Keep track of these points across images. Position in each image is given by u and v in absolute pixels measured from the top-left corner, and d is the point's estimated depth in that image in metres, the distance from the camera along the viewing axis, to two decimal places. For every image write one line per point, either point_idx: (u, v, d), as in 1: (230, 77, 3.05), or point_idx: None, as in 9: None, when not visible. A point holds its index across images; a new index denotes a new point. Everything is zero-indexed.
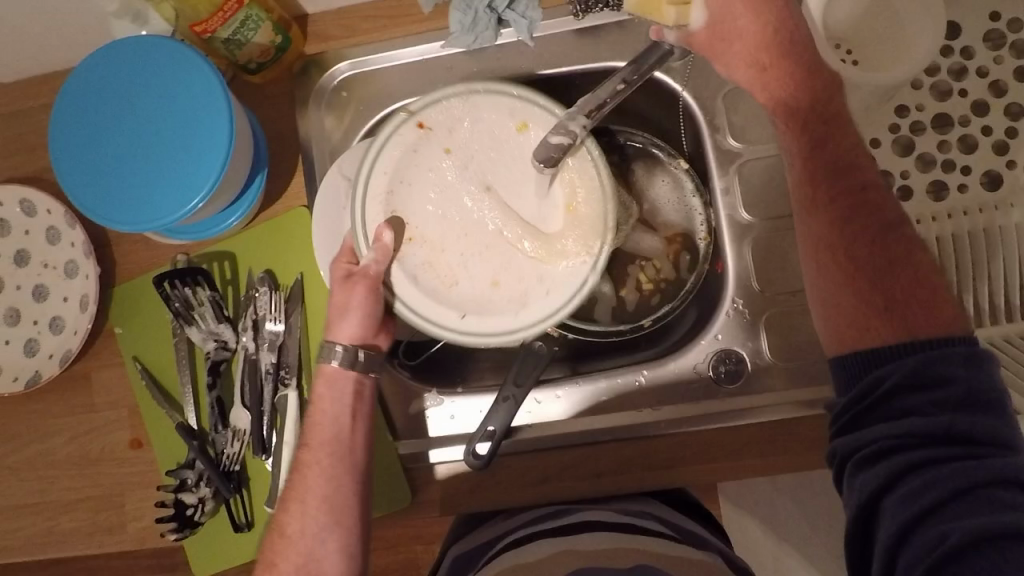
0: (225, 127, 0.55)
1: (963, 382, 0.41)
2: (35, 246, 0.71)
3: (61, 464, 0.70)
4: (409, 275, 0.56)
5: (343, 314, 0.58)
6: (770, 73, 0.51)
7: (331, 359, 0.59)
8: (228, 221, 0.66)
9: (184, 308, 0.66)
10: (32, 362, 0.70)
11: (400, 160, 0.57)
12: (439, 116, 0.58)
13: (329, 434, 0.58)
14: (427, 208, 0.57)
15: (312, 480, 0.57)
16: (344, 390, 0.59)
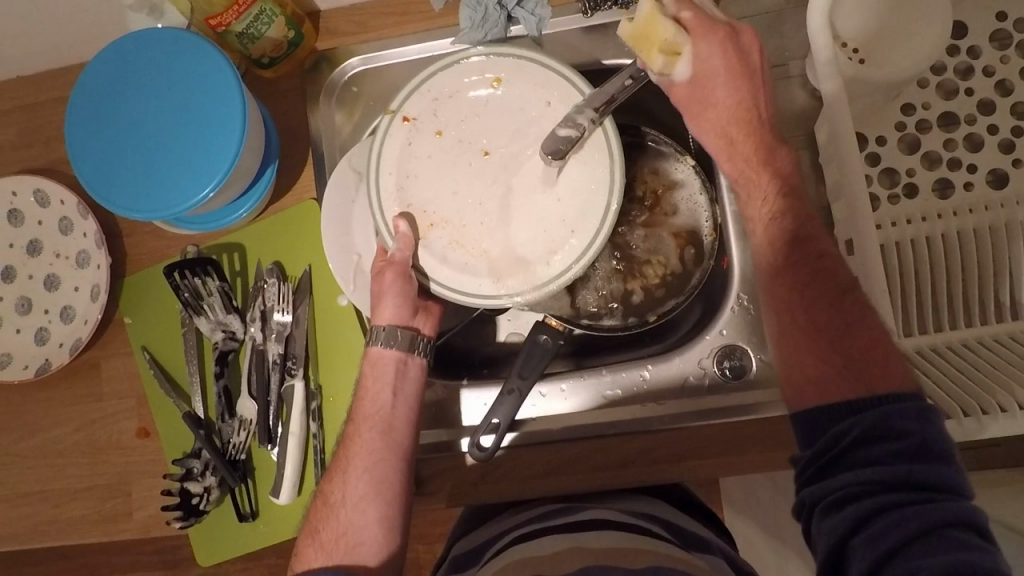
0: (237, 117, 0.56)
1: (918, 434, 0.42)
2: (47, 236, 0.72)
3: (68, 452, 0.71)
4: (437, 258, 0.57)
5: (381, 296, 0.60)
6: (738, 146, 0.57)
7: (377, 341, 0.61)
8: (238, 212, 0.66)
9: (194, 298, 0.67)
10: (42, 351, 0.71)
11: (397, 150, 0.57)
12: (420, 104, 0.58)
13: (373, 409, 0.60)
14: (437, 188, 0.57)
15: (355, 452, 0.59)
16: (386, 368, 0.61)
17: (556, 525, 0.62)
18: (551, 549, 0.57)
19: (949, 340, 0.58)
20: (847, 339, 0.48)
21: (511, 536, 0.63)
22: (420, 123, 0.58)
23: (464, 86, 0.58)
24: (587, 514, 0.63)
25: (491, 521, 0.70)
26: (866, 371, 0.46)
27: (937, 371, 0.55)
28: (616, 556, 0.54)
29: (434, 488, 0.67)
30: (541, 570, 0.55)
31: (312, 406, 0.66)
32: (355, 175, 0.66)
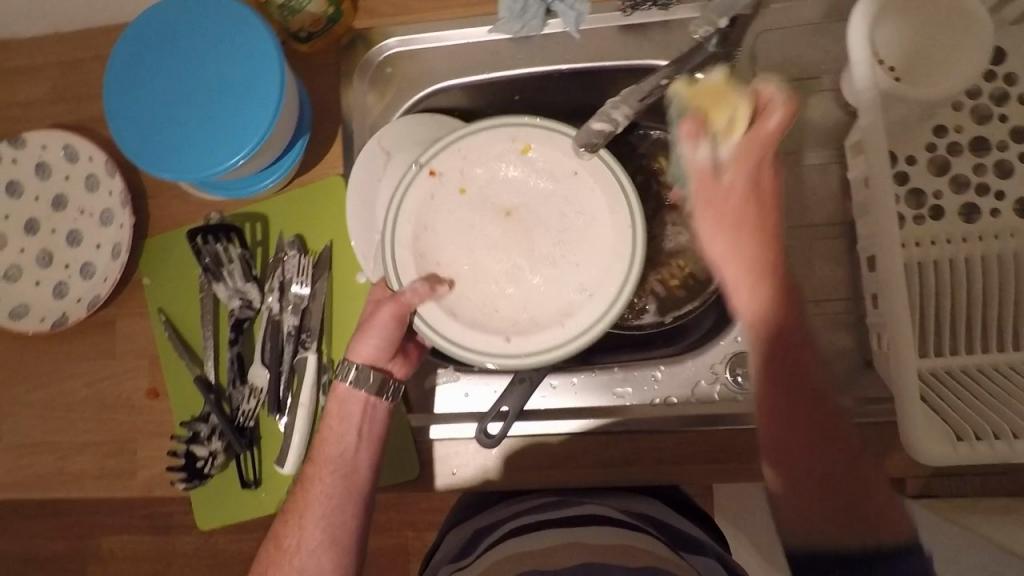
0: (274, 89, 0.56)
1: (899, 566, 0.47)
2: (73, 192, 0.72)
3: (77, 407, 0.71)
4: (450, 314, 0.56)
5: (363, 332, 0.59)
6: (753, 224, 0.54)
7: (345, 377, 0.60)
8: (265, 182, 0.67)
9: (214, 264, 0.67)
10: (60, 305, 0.71)
11: (418, 204, 0.58)
12: (448, 160, 0.58)
13: (336, 454, 0.60)
14: (456, 246, 0.58)
15: (312, 496, 0.59)
16: (353, 411, 0.61)
17: (551, 518, 0.62)
18: (550, 542, 0.58)
19: (966, 365, 0.57)
20: (836, 478, 0.51)
21: (505, 525, 0.63)
22: (442, 175, 0.58)
23: (491, 146, 0.58)
24: (582, 507, 0.63)
25: (488, 504, 0.70)
26: (852, 511, 0.50)
27: (951, 394, 0.55)
28: (614, 554, 0.55)
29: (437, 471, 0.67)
30: (539, 562, 0.56)
31: (324, 378, 0.67)
32: (383, 156, 0.67)
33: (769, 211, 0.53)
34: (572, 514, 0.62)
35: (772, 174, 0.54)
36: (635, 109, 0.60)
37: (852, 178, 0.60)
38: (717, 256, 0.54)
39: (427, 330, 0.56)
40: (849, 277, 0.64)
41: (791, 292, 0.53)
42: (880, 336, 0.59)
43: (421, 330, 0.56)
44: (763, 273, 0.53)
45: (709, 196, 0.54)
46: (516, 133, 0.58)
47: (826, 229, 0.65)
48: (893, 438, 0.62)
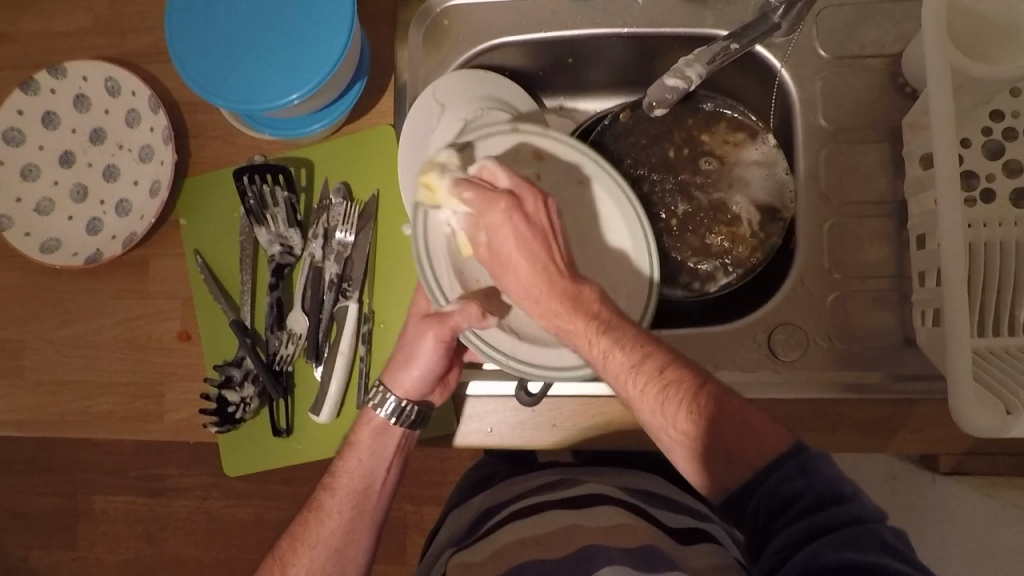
0: (340, 33, 0.56)
1: (807, 491, 0.44)
2: (113, 126, 0.71)
3: (105, 345, 0.70)
4: (510, 334, 0.56)
5: (406, 364, 0.58)
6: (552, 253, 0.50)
7: (382, 405, 0.60)
8: (313, 126, 0.66)
9: (258, 206, 0.66)
10: (93, 241, 0.70)
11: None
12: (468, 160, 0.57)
13: (358, 484, 0.60)
14: (494, 264, 0.58)
15: (325, 526, 0.60)
16: (387, 445, 0.61)
17: (555, 500, 0.59)
18: (552, 527, 0.56)
19: (1005, 345, 0.57)
20: (721, 423, 0.48)
21: (508, 509, 0.61)
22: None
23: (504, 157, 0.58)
24: (584, 489, 0.60)
25: (496, 485, 0.69)
26: (744, 435, 0.47)
27: (1004, 370, 0.55)
28: (611, 537, 0.53)
29: (473, 429, 0.67)
30: (539, 552, 0.54)
31: (363, 329, 0.66)
32: (437, 107, 0.65)
33: (523, 219, 0.48)
34: (574, 494, 0.60)
35: (538, 196, 0.49)
36: (716, 63, 0.62)
37: (907, 156, 0.62)
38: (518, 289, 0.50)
39: (481, 344, 0.55)
40: (895, 256, 0.64)
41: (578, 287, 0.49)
42: (926, 313, 0.59)
43: (473, 347, 0.56)
44: (562, 300, 0.49)
45: (480, 202, 0.49)
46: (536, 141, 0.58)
47: (874, 207, 0.65)
48: (929, 416, 0.62)
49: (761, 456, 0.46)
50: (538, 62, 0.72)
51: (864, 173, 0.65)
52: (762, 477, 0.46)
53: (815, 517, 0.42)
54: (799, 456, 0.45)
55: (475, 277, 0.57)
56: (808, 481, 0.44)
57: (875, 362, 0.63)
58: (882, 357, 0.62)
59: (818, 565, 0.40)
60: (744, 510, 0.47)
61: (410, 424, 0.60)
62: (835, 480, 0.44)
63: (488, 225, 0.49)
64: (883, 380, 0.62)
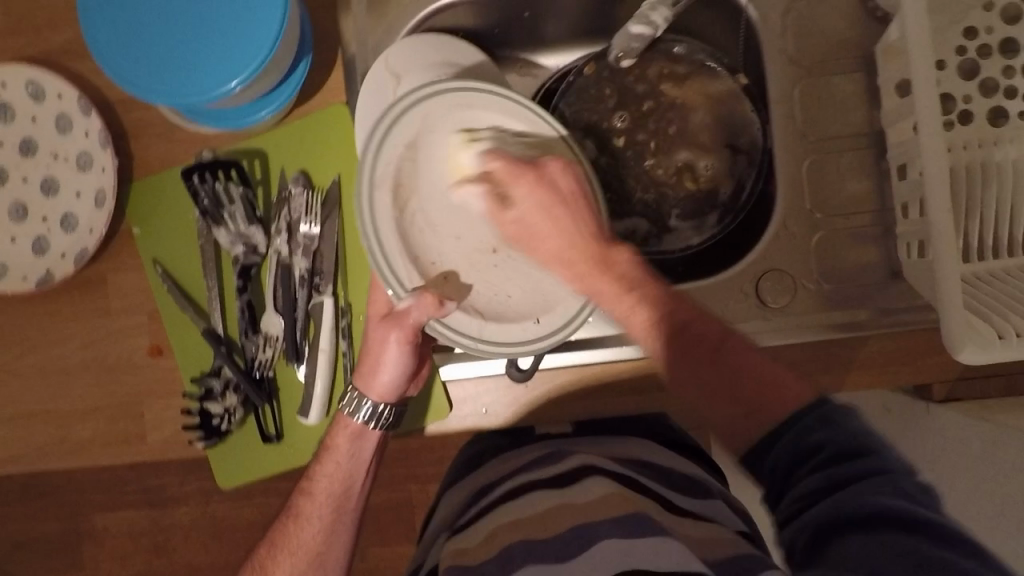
0: (275, 9, 0.52)
1: (831, 445, 0.42)
2: (43, 135, 0.66)
3: (73, 370, 0.66)
4: (473, 315, 0.52)
5: (376, 369, 0.57)
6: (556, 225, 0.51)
7: (359, 411, 0.58)
8: (259, 114, 0.62)
9: (213, 207, 0.63)
10: (42, 261, 0.65)
11: (400, 186, 0.53)
12: (402, 132, 0.53)
13: (336, 489, 0.59)
14: (447, 244, 0.54)
15: (307, 530, 0.59)
16: (365, 447, 0.60)
17: (541, 477, 0.56)
18: (537, 508, 0.52)
19: (989, 269, 0.57)
20: (690, 337, 0.47)
21: (496, 492, 0.59)
22: (421, 154, 0.54)
23: (442, 125, 0.53)
24: (573, 460, 0.58)
25: (489, 465, 0.65)
26: (746, 376, 0.46)
27: (991, 295, 0.54)
28: (601, 511, 0.49)
29: (467, 411, 0.66)
30: (527, 532, 0.50)
31: (342, 322, 0.63)
32: (392, 79, 0.60)
33: (550, 186, 0.51)
34: (563, 467, 0.57)
35: (563, 159, 0.52)
36: None
37: (882, 84, 0.60)
38: (546, 255, 0.52)
39: (449, 334, 0.52)
40: (876, 189, 0.63)
41: (614, 249, 0.51)
42: (912, 245, 0.58)
43: (439, 336, 0.52)
44: (594, 258, 0.50)
45: (516, 169, 0.51)
46: (496, 103, 0.53)
47: (851, 140, 0.63)
48: (921, 345, 0.62)
49: (782, 407, 0.44)
50: (492, 20, 0.68)
51: (840, 106, 0.63)
52: (786, 426, 0.44)
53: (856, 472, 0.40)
54: (820, 408, 0.43)
55: (433, 262, 0.54)
56: (834, 436, 0.42)
57: (864, 298, 0.62)
58: (870, 293, 0.62)
59: (838, 518, 0.39)
60: (768, 456, 0.44)
61: (390, 424, 0.59)
62: (858, 432, 0.42)
63: (522, 194, 0.51)
64: (872, 316, 0.62)
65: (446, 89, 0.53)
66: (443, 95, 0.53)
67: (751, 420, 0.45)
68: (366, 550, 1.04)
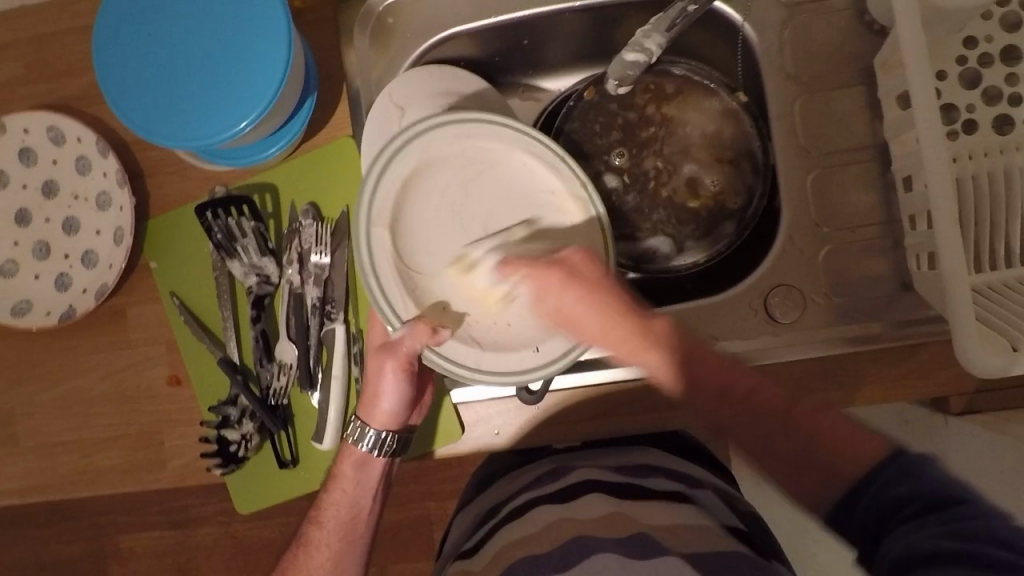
0: (279, 52, 0.54)
1: (915, 496, 0.40)
2: (64, 176, 0.68)
3: (96, 401, 0.68)
4: (470, 345, 0.53)
5: (376, 400, 0.58)
6: (612, 332, 0.51)
7: (362, 439, 0.59)
8: (269, 150, 0.64)
9: (226, 240, 0.64)
10: (65, 297, 0.68)
11: (400, 223, 0.54)
12: (406, 162, 0.54)
13: (344, 517, 0.60)
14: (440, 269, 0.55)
15: (318, 560, 0.60)
16: (371, 475, 0.61)
17: (542, 494, 0.57)
18: (536, 525, 0.53)
19: (1003, 279, 0.56)
20: (700, 385, 0.50)
21: (500, 513, 0.59)
22: (416, 191, 0.55)
23: (441, 156, 0.55)
24: (574, 476, 0.58)
25: (499, 485, 0.66)
26: (821, 442, 0.47)
27: (999, 306, 0.54)
28: (603, 526, 0.49)
29: (478, 433, 0.67)
30: (529, 549, 0.50)
31: (354, 349, 0.64)
32: (396, 111, 0.62)
33: (575, 287, 0.51)
34: (565, 483, 0.57)
35: (580, 250, 0.52)
36: (672, 33, 0.62)
37: (883, 97, 0.60)
38: (580, 333, 0.52)
39: (443, 363, 0.53)
40: (883, 201, 0.62)
41: (569, 258, 0.52)
42: (921, 256, 0.57)
43: (436, 365, 0.53)
44: (625, 328, 0.51)
45: (540, 275, 0.51)
46: (491, 134, 0.55)
47: (855, 153, 0.63)
48: (934, 356, 0.61)
49: (859, 466, 0.44)
50: (493, 48, 0.69)
51: (842, 119, 0.63)
52: (872, 478, 0.43)
53: (927, 520, 0.39)
54: (901, 461, 0.42)
55: (430, 292, 0.54)
56: (920, 487, 0.40)
57: (874, 310, 0.62)
58: (878, 305, 0.61)
59: (909, 561, 0.38)
60: (855, 511, 0.43)
61: (395, 451, 0.61)
62: (942, 483, 0.40)
63: (546, 293, 0.52)
64: (882, 329, 0.61)
65: (442, 124, 0.54)
66: (440, 130, 0.54)
67: (840, 486, 0.44)
68: (386, 569, 1.04)
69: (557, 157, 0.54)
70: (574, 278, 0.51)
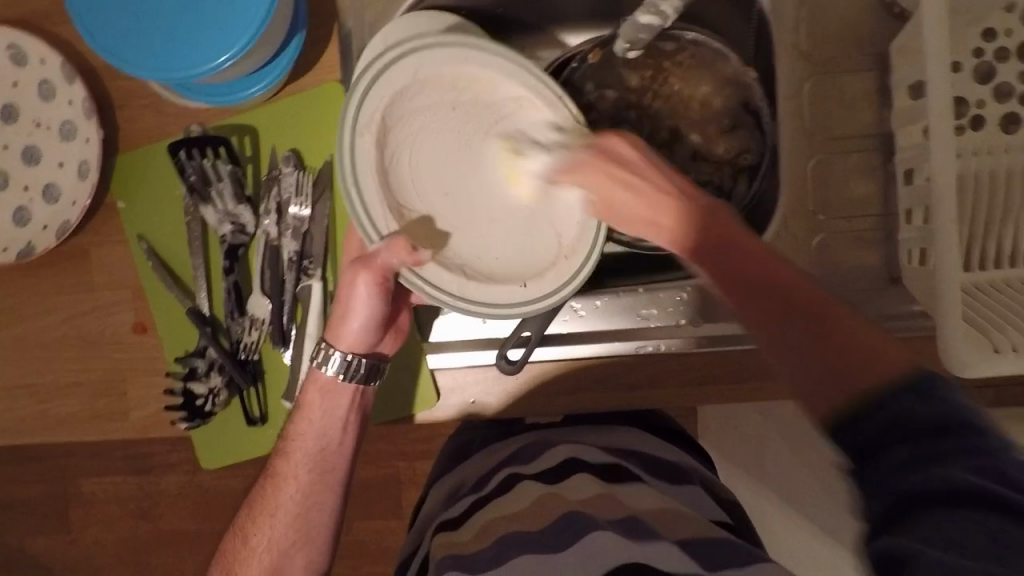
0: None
1: (920, 415, 0.35)
2: (24, 101, 0.63)
3: (56, 344, 0.65)
4: (454, 273, 0.51)
5: (345, 318, 0.56)
6: (652, 203, 0.47)
7: (326, 364, 0.57)
8: (250, 90, 0.60)
9: (201, 183, 0.61)
10: (23, 233, 0.63)
11: (386, 139, 0.51)
12: (398, 74, 0.51)
13: (315, 450, 0.58)
14: (433, 201, 0.52)
15: (284, 493, 0.58)
16: (338, 403, 0.58)
17: (528, 471, 0.56)
18: (523, 502, 0.52)
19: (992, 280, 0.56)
20: (721, 250, 0.45)
21: (487, 485, 0.58)
22: (406, 110, 0.52)
23: (437, 76, 0.52)
24: (560, 452, 0.57)
25: (476, 457, 0.65)
26: (846, 348, 0.39)
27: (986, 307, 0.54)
28: (595, 505, 0.49)
29: (455, 401, 0.65)
30: (521, 524, 0.49)
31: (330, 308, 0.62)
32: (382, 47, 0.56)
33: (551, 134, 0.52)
34: (550, 462, 0.56)
35: (620, 133, 0.51)
36: None
37: (894, 84, 0.59)
38: (631, 222, 0.48)
39: (424, 286, 0.50)
40: (881, 192, 0.61)
41: (610, 137, 0.50)
42: (914, 253, 0.57)
43: (416, 289, 0.50)
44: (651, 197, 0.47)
45: (582, 166, 0.49)
46: (486, 62, 0.52)
47: (859, 141, 0.61)
48: (918, 353, 0.61)
49: (883, 366, 0.37)
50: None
51: (851, 104, 0.61)
52: (870, 402, 0.37)
53: (943, 454, 0.34)
54: (923, 387, 0.36)
55: (411, 210, 0.52)
56: (923, 411, 0.35)
57: (862, 302, 0.61)
58: (867, 298, 0.61)
59: (915, 493, 0.34)
60: (853, 431, 0.37)
61: (361, 379, 0.58)
62: (959, 409, 0.35)
63: (592, 186, 0.49)
64: (867, 322, 0.61)
65: (438, 44, 0.51)
66: (433, 52, 0.51)
67: (847, 398, 0.38)
68: (351, 525, 1.04)
69: (557, 95, 0.52)
70: (652, 211, 0.47)
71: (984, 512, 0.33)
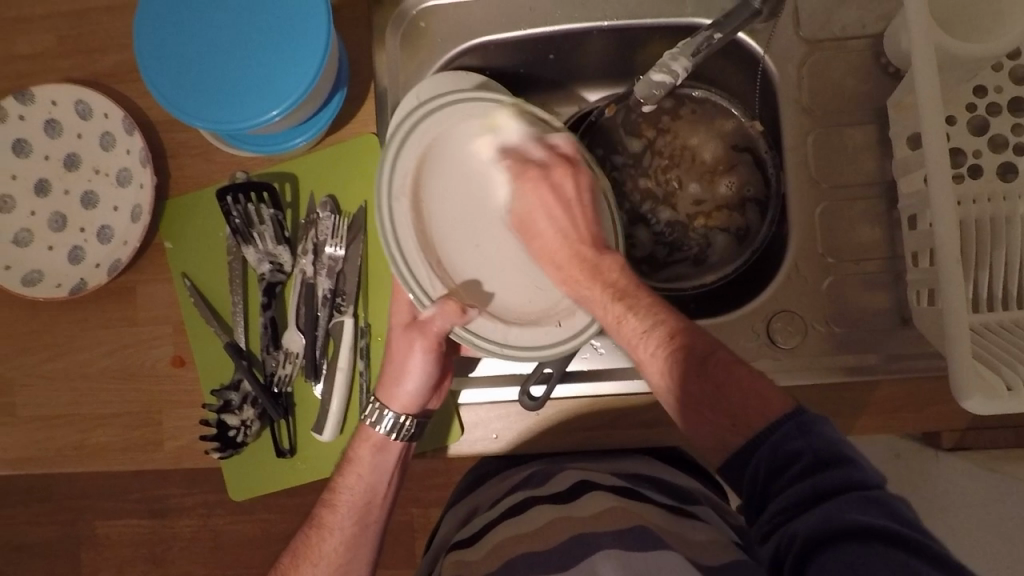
0: (305, 72, 0.55)
1: (807, 451, 0.42)
2: (87, 150, 0.69)
3: (97, 376, 0.68)
4: (497, 322, 0.55)
5: (400, 381, 0.59)
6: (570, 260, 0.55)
7: (381, 422, 0.60)
8: (294, 141, 0.65)
9: (244, 225, 0.65)
10: (76, 271, 0.68)
11: (421, 198, 0.57)
12: (422, 135, 0.56)
13: (359, 501, 0.60)
14: (469, 256, 0.58)
15: (328, 543, 0.59)
16: (388, 459, 0.61)
17: (538, 494, 0.57)
18: (536, 522, 0.53)
19: (999, 319, 0.58)
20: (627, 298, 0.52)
21: (494, 510, 0.59)
22: (434, 168, 0.57)
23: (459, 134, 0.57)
24: (569, 478, 0.58)
25: (486, 486, 0.66)
26: (740, 390, 0.47)
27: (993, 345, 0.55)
28: (601, 522, 0.50)
29: (476, 435, 0.67)
30: (530, 545, 0.50)
31: (360, 343, 0.65)
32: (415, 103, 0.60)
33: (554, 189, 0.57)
34: (560, 486, 0.57)
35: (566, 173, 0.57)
36: (700, 54, 0.62)
37: (893, 136, 0.62)
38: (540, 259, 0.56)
39: (472, 338, 0.54)
40: (887, 237, 0.64)
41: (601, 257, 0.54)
42: (921, 292, 0.59)
43: (467, 343, 0.55)
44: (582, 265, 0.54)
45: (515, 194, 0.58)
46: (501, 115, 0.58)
47: (862, 188, 0.65)
48: (930, 392, 0.62)
49: (763, 417, 0.45)
50: (520, 60, 0.71)
51: (854, 154, 0.65)
52: (760, 440, 0.44)
53: (827, 488, 0.40)
54: (799, 417, 0.44)
55: (453, 271, 0.57)
56: (809, 441, 0.42)
57: (873, 342, 0.63)
58: (878, 337, 0.63)
59: (823, 531, 0.38)
60: (747, 474, 0.45)
61: (414, 436, 0.61)
62: (833, 441, 0.42)
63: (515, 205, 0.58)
64: (880, 360, 0.62)
65: (459, 103, 0.57)
66: (455, 111, 0.57)
67: (737, 434, 0.46)
68: None
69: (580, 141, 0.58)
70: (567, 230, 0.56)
71: (885, 545, 0.37)
